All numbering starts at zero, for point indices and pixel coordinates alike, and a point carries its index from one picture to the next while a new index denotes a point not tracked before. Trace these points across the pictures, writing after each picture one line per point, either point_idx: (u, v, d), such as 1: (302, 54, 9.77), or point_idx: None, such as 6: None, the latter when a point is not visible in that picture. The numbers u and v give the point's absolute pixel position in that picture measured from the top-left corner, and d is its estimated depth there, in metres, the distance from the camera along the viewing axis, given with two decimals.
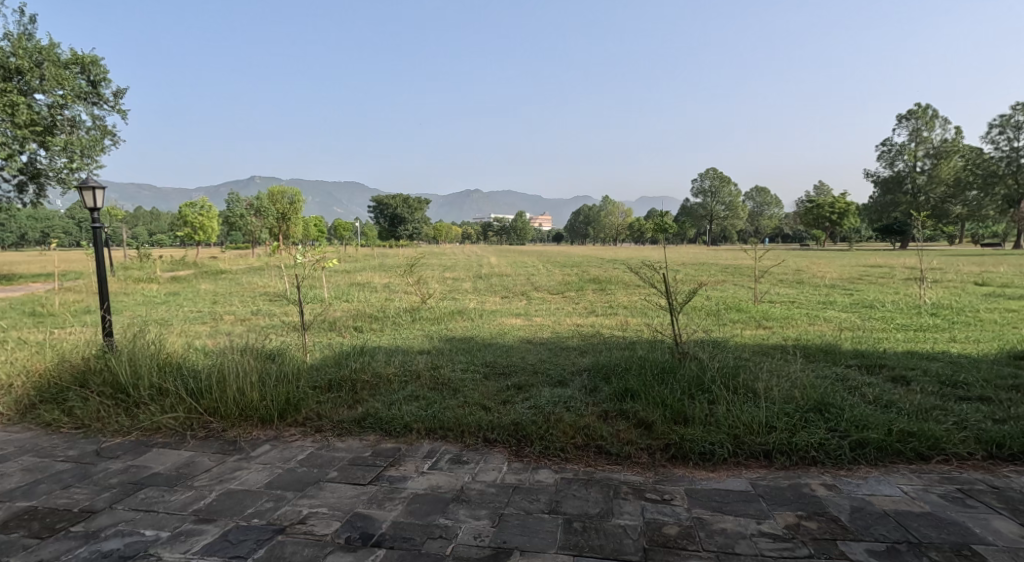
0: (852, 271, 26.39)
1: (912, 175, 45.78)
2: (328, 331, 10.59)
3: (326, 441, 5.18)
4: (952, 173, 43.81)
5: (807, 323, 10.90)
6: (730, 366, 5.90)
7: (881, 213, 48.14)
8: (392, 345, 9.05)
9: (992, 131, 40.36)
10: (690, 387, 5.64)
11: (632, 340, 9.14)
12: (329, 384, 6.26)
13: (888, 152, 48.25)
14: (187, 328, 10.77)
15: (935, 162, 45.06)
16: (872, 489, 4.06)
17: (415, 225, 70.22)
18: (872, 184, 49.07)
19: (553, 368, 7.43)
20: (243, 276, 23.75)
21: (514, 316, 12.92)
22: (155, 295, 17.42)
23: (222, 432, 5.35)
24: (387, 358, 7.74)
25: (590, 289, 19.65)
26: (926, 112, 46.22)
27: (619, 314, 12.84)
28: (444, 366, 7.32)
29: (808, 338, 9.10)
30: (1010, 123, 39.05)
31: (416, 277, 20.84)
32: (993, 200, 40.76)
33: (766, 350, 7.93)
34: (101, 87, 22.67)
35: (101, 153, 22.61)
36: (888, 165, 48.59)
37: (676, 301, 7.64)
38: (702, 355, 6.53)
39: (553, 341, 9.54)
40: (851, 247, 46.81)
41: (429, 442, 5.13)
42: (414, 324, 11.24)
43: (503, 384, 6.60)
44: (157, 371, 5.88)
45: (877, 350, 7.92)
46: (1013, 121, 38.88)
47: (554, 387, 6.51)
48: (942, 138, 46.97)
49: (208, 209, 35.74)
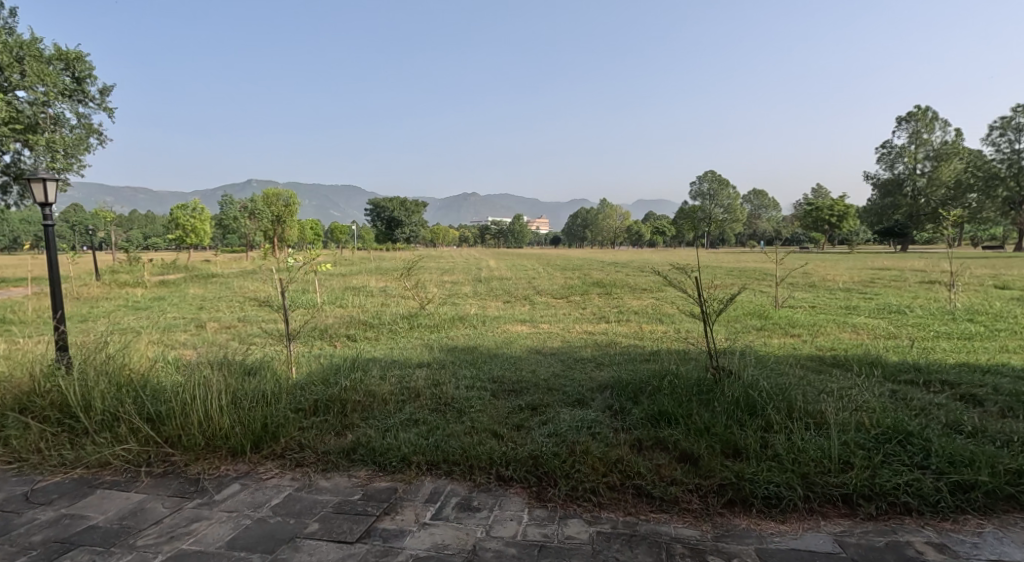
0: (860, 274, 25.60)
1: (912, 177, 45.25)
2: (319, 341, 9.75)
3: (308, 479, 4.34)
4: (953, 175, 43.14)
5: (836, 330, 10.10)
6: (782, 384, 5.07)
7: (881, 215, 47.34)
8: (388, 357, 8.18)
9: (993, 134, 39.70)
10: (736, 409, 4.82)
11: (653, 352, 8.28)
12: (314, 406, 5.41)
13: (887, 155, 47.66)
14: (166, 338, 9.93)
15: (935, 165, 44.46)
16: (995, 554, 3.35)
17: (412, 229, 69.37)
18: (873, 187, 48.44)
19: (567, 384, 6.58)
20: (234, 280, 22.87)
21: (519, 323, 12.09)
22: (140, 300, 16.58)
23: (183, 467, 4.49)
24: (380, 373, 6.86)
25: (595, 292, 18.82)
26: (926, 114, 45.65)
27: (631, 321, 12.02)
28: (446, 383, 6.46)
29: (846, 348, 8.29)
30: (1011, 126, 38.10)
31: (414, 281, 19.99)
32: (992, 203, 38.60)
33: (806, 361, 7.07)
34: (87, 84, 21.77)
35: (86, 152, 21.72)
36: (889, 167, 47.97)
37: (707, 307, 6.78)
38: (742, 370, 5.70)
39: (565, 351, 8.69)
40: (853, 250, 46.06)
41: (431, 480, 4.30)
42: (412, 332, 10.39)
43: (515, 404, 5.76)
44: (111, 392, 5.02)
45: (928, 362, 7.10)
46: (1013, 123, 38.17)
47: (573, 409, 5.66)
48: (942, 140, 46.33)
49: (200, 211, 34.80)
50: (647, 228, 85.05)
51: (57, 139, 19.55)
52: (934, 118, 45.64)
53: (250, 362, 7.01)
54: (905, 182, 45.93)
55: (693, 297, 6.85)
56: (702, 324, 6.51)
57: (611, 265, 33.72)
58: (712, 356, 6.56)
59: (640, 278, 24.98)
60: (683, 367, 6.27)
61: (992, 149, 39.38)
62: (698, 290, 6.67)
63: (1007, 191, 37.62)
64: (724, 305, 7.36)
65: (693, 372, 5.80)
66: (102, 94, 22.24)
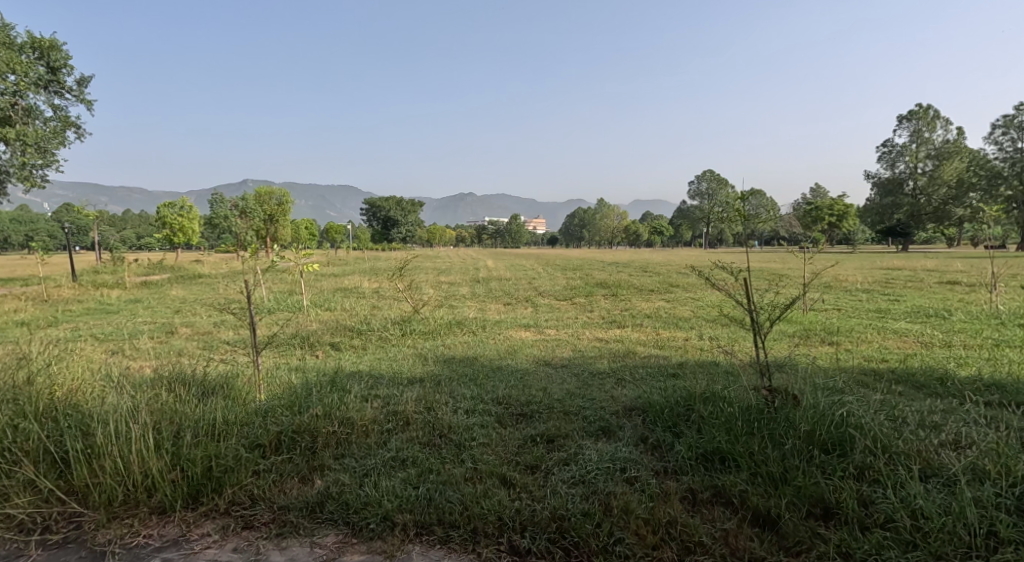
0: (871, 274, 24.44)
1: (913, 176, 44.29)
2: (298, 350, 8.64)
3: (256, 550, 3.34)
4: (955, 174, 42.00)
5: (878, 338, 8.99)
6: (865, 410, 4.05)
7: (882, 215, 45.89)
8: (375, 372, 7.07)
9: (996, 132, 38.71)
10: (812, 449, 3.80)
11: (682, 365, 7.18)
12: (276, 440, 4.36)
13: (887, 153, 46.71)
14: (127, 348, 8.81)
15: (936, 164, 43.50)
16: None
17: (408, 228, 68.26)
18: (874, 186, 47.51)
19: (586, 407, 5.52)
20: (219, 282, 21.73)
21: (523, 328, 10.97)
22: (113, 303, 15.39)
23: (93, 531, 3.48)
24: (363, 392, 5.76)
25: (599, 294, 17.66)
26: (927, 112, 44.70)
27: (646, 326, 10.90)
28: (441, 406, 5.38)
29: (899, 360, 7.27)
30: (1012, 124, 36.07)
31: (409, 282, 18.88)
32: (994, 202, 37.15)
33: (865, 379, 5.99)
34: (63, 74, 20.49)
35: (61, 147, 20.51)
36: (890, 166, 47.00)
37: (757, 313, 5.68)
38: (806, 392, 4.65)
39: (580, 363, 7.58)
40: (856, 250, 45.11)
41: (419, 550, 3.31)
42: (405, 340, 9.25)
43: (524, 433, 4.72)
44: (10, 427, 3.96)
45: (1009, 378, 6.01)
46: (1017, 121, 37.21)
47: (597, 441, 4.62)
48: (943, 139, 45.43)
49: (188, 209, 33.65)
50: (645, 228, 83.93)
51: (29, 132, 18.29)
52: (935, 117, 44.70)
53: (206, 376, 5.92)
54: (906, 181, 44.93)
55: (738, 298, 5.72)
56: (751, 330, 5.43)
57: (612, 264, 32.60)
58: (762, 373, 5.51)
59: (644, 278, 23.86)
60: (727, 386, 5.19)
61: (995, 148, 38.46)
62: (745, 288, 5.53)
63: (1010, 190, 36.39)
64: (774, 309, 6.25)
65: (744, 391, 4.76)
66: (79, 85, 20.96)
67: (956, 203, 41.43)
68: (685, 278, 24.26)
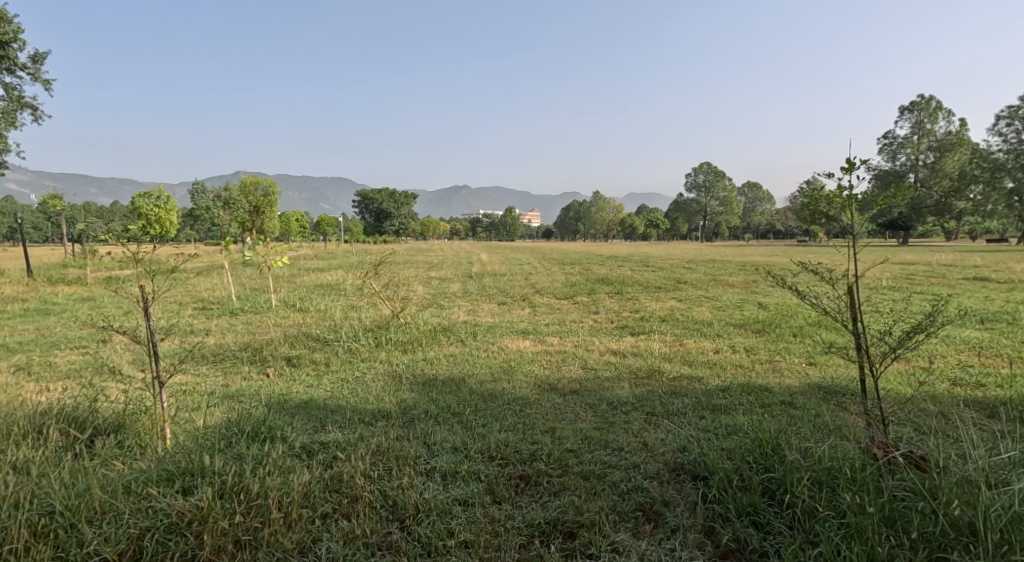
0: (889, 269, 22.79)
1: (915, 168, 41.64)
2: (246, 370, 7.01)
3: None
4: (957, 166, 39.81)
5: (951, 349, 7.45)
6: None
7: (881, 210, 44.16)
8: (326, 407, 5.38)
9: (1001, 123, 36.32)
10: None
11: (726, 394, 5.59)
12: (136, 548, 3.00)
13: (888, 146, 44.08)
14: (37, 363, 7.20)
15: (938, 156, 40.92)
16: None
17: (401, 220, 66.41)
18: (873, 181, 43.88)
19: (604, 460, 4.02)
20: (191, 277, 20.13)
21: (520, 336, 9.31)
22: (60, 302, 13.69)
23: None
24: (301, 444, 4.18)
25: (605, 293, 15.90)
26: (929, 103, 42.64)
27: (666, 333, 9.25)
28: (408, 466, 3.85)
29: (1000, 383, 5.73)
30: (1019, 114, 33.87)
31: (396, 280, 17.29)
32: (998, 197, 33.89)
33: (990, 421, 4.48)
34: (13, 49, 18.58)
35: (11, 129, 18.65)
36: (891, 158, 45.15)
37: (865, 337, 4.23)
38: (937, 455, 3.35)
39: (594, 389, 5.92)
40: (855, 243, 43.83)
41: None
42: (377, 355, 7.57)
43: (530, 520, 3.31)
44: None
45: None
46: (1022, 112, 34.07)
47: (629, 535, 3.26)
48: (946, 130, 43.46)
49: (165, 200, 31.46)
50: (642, 222, 83.34)
51: None
52: (938, 107, 42.51)
53: (98, 406, 4.43)
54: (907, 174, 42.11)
55: (842, 317, 4.32)
56: (860, 365, 4.06)
57: (612, 258, 30.89)
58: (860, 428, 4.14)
59: (648, 274, 22.27)
60: (809, 444, 3.71)
61: (1002, 140, 36.40)
62: (851, 309, 4.12)
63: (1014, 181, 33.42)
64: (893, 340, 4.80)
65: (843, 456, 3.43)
66: (33, 61, 19.09)
67: (958, 197, 38.08)
68: (693, 274, 22.50)
